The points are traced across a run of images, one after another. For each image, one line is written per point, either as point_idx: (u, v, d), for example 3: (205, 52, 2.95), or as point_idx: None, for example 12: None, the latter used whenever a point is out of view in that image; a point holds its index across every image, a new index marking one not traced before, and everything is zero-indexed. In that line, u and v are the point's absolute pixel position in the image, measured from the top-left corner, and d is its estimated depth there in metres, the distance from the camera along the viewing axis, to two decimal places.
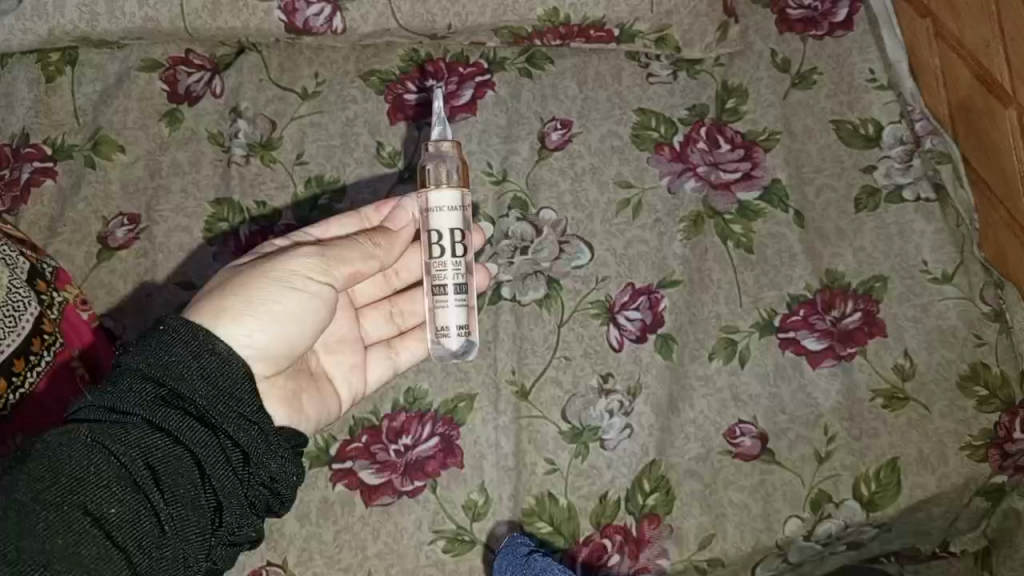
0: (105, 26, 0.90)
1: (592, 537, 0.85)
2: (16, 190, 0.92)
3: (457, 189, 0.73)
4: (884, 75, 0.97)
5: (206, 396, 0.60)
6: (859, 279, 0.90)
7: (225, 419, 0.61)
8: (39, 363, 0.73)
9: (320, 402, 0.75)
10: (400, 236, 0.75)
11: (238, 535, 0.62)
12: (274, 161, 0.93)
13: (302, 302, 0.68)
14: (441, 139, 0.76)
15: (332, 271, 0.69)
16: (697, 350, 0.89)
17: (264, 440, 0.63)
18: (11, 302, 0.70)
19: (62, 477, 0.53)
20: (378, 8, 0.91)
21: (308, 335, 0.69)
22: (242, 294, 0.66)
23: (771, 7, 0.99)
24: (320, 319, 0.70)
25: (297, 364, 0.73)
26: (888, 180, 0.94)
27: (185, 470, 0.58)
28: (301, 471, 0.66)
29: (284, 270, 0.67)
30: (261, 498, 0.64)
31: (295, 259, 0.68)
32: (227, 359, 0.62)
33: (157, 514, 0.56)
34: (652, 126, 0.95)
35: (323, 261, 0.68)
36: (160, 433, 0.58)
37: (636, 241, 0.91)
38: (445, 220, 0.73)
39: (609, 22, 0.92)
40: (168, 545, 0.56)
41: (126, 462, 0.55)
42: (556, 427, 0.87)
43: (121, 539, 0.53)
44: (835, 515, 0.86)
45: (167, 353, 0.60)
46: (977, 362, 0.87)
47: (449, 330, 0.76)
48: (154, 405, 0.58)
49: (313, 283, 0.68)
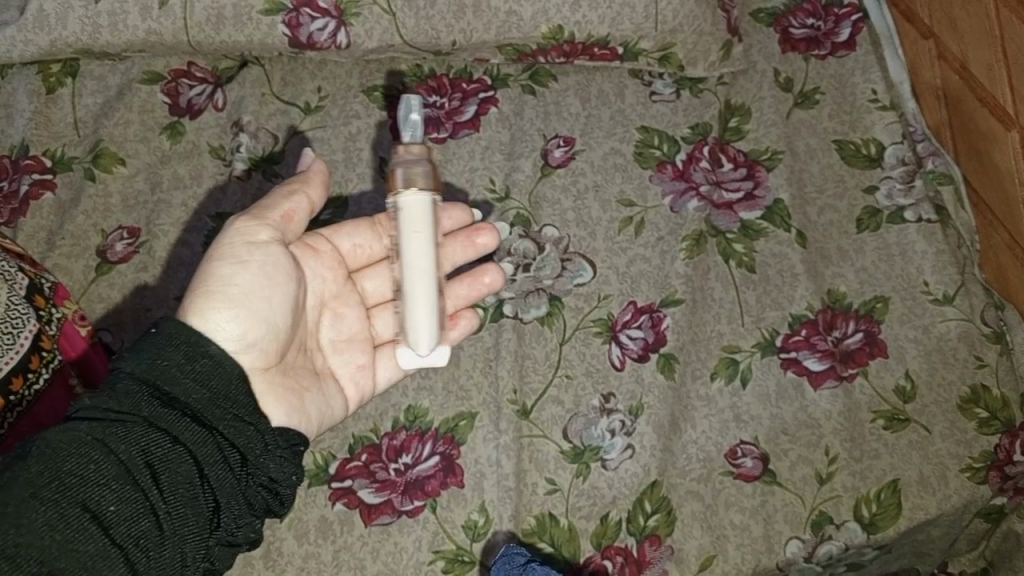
0: (106, 38, 0.90)
1: (592, 558, 0.85)
2: (15, 202, 0.91)
3: (425, 193, 0.71)
4: (887, 95, 0.98)
5: (201, 398, 0.61)
6: (860, 300, 0.90)
7: (221, 421, 0.61)
8: (37, 380, 0.72)
9: (322, 399, 0.73)
10: (312, 173, 0.71)
11: (237, 536, 0.62)
12: (274, 175, 0.93)
13: (256, 276, 0.66)
14: (412, 142, 0.73)
15: (266, 220, 0.68)
16: (699, 370, 0.89)
17: (262, 441, 0.63)
18: (10, 318, 0.70)
19: (62, 475, 0.53)
20: (383, 24, 0.90)
21: (283, 315, 0.68)
22: (200, 283, 0.65)
23: (773, 27, 1.00)
24: (282, 288, 0.68)
25: (297, 361, 0.71)
26: (890, 201, 0.94)
27: (185, 469, 0.58)
28: (299, 472, 0.66)
29: (227, 243, 0.66)
30: (260, 499, 0.63)
31: (235, 229, 0.66)
32: (220, 361, 0.62)
33: (156, 513, 0.55)
34: (654, 144, 0.95)
35: (254, 217, 0.67)
36: (159, 433, 0.58)
37: (638, 259, 0.91)
38: (417, 222, 0.70)
39: (613, 41, 0.92)
40: (167, 545, 0.56)
41: (125, 459, 0.55)
42: (557, 447, 0.86)
43: (119, 537, 0.53)
44: (835, 537, 0.85)
45: (160, 354, 0.60)
46: (978, 384, 0.87)
47: (418, 334, 0.72)
48: (152, 405, 0.59)
49: (257, 252, 0.66)
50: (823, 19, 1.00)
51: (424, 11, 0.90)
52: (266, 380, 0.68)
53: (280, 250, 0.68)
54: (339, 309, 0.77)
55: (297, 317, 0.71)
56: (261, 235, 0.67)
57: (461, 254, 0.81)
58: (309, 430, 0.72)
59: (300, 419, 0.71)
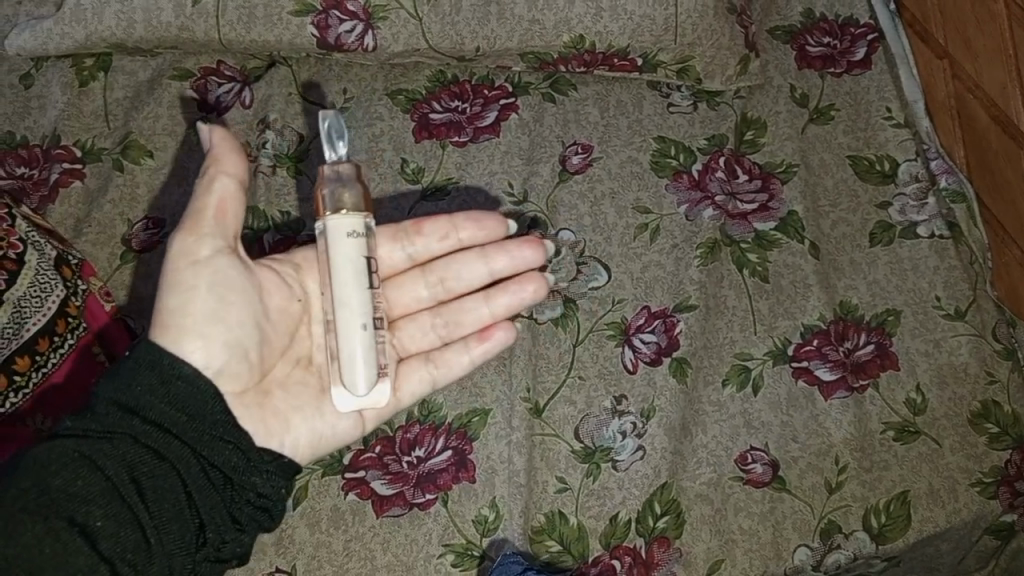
0: (140, 33, 0.92)
1: (601, 558, 0.84)
2: (44, 189, 0.93)
3: (361, 215, 0.67)
4: (900, 113, 1.00)
5: (181, 419, 0.62)
6: (873, 312, 0.91)
7: (204, 439, 0.62)
8: (62, 345, 0.75)
9: (320, 420, 0.69)
10: (220, 155, 0.64)
11: (225, 551, 0.63)
12: (298, 173, 0.94)
13: (209, 297, 0.63)
14: (338, 162, 0.68)
15: (198, 231, 0.63)
16: (711, 375, 0.89)
17: (244, 460, 0.64)
18: (38, 283, 0.73)
19: (50, 491, 0.55)
20: (409, 29, 0.93)
21: (246, 333, 0.65)
22: (160, 314, 0.63)
23: (791, 44, 1.03)
24: (238, 304, 0.64)
25: (295, 375, 0.69)
26: (903, 217, 0.95)
27: (170, 485, 0.60)
28: (290, 486, 0.67)
29: (172, 268, 0.63)
30: (248, 516, 0.64)
31: (175, 252, 0.63)
32: (194, 382, 0.62)
33: (143, 527, 0.58)
34: (671, 154, 0.97)
35: (186, 231, 0.63)
36: (144, 450, 0.60)
37: (653, 265, 0.92)
38: (348, 247, 0.65)
39: (633, 51, 0.94)
40: (153, 558, 0.58)
41: (111, 474, 0.58)
42: (568, 447, 0.86)
43: (107, 551, 0.55)
44: (844, 546, 0.85)
45: (137, 377, 0.61)
46: (989, 400, 0.88)
47: (353, 367, 0.65)
48: (137, 423, 0.60)
49: (203, 272, 0.63)
50: (839, 38, 1.03)
51: (450, 17, 0.93)
52: (250, 401, 0.66)
53: (228, 261, 0.64)
54: None
55: (275, 333, 0.68)
56: (203, 251, 0.63)
57: (503, 262, 0.76)
58: (303, 453, 0.69)
59: (288, 443, 0.67)
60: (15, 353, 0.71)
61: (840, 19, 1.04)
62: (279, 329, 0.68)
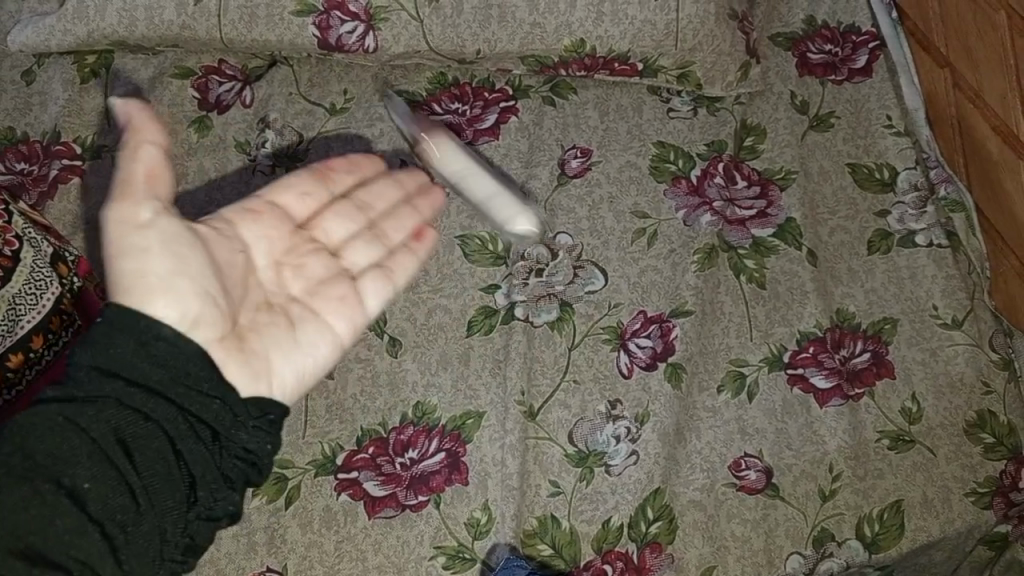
0: (142, 31, 0.93)
1: (592, 562, 0.84)
2: (43, 185, 0.93)
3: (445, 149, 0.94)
4: (900, 121, 1.00)
5: (164, 377, 0.58)
6: (869, 320, 0.91)
7: (190, 395, 0.59)
8: (58, 342, 0.75)
9: (298, 351, 0.68)
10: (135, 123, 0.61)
11: (217, 509, 0.60)
12: (297, 172, 0.94)
13: (165, 256, 0.61)
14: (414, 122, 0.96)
15: (135, 198, 0.60)
16: (706, 381, 0.89)
17: (230, 414, 0.60)
18: (33, 280, 0.73)
19: (34, 455, 0.53)
20: (410, 30, 0.93)
21: (210, 279, 0.63)
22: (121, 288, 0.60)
23: (791, 50, 1.03)
24: (194, 255, 0.62)
25: (259, 315, 0.67)
26: (902, 225, 0.95)
27: (156, 446, 0.57)
28: (277, 441, 0.63)
29: (119, 238, 0.60)
30: (237, 472, 0.61)
31: (117, 222, 0.60)
32: (175, 340, 0.59)
33: (131, 489, 0.55)
34: (670, 159, 0.97)
35: (121, 202, 0.60)
36: (126, 411, 0.56)
37: (650, 270, 0.92)
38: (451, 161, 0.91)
39: (633, 57, 0.95)
40: (145, 520, 0.55)
41: (95, 437, 0.54)
42: (562, 450, 0.87)
43: (96, 514, 0.53)
44: (836, 554, 0.84)
45: (116, 337, 0.57)
46: (984, 410, 0.88)
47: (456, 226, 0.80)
48: (119, 384, 0.57)
49: (151, 233, 0.61)
50: (841, 45, 1.03)
51: (451, 19, 0.93)
52: (232, 347, 0.64)
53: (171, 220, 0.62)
54: (298, 262, 0.72)
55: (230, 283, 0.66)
56: (144, 214, 0.60)
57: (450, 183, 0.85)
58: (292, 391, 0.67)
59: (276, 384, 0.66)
60: (10, 350, 0.71)
61: (843, 27, 1.04)
62: (232, 278, 0.66)
